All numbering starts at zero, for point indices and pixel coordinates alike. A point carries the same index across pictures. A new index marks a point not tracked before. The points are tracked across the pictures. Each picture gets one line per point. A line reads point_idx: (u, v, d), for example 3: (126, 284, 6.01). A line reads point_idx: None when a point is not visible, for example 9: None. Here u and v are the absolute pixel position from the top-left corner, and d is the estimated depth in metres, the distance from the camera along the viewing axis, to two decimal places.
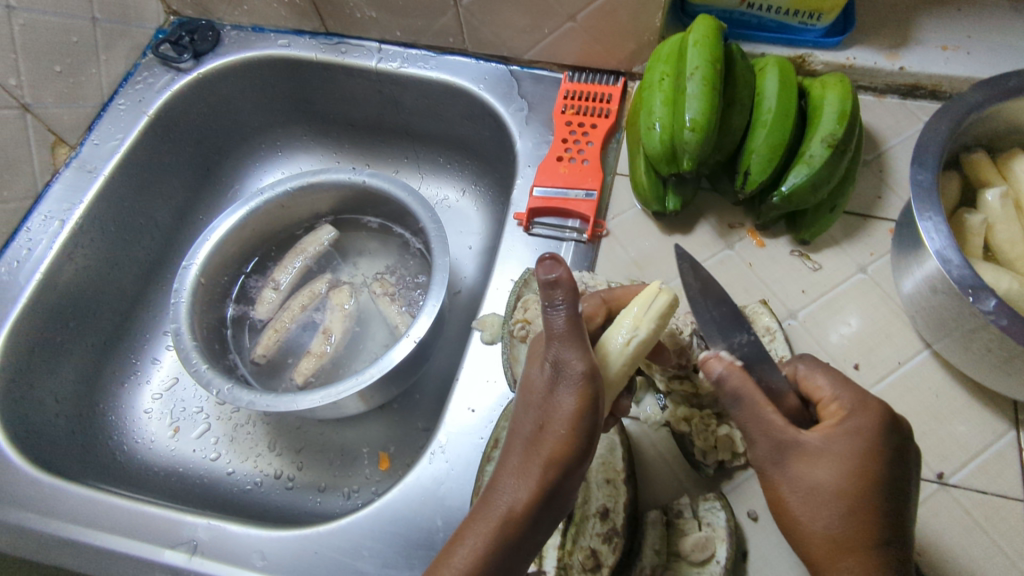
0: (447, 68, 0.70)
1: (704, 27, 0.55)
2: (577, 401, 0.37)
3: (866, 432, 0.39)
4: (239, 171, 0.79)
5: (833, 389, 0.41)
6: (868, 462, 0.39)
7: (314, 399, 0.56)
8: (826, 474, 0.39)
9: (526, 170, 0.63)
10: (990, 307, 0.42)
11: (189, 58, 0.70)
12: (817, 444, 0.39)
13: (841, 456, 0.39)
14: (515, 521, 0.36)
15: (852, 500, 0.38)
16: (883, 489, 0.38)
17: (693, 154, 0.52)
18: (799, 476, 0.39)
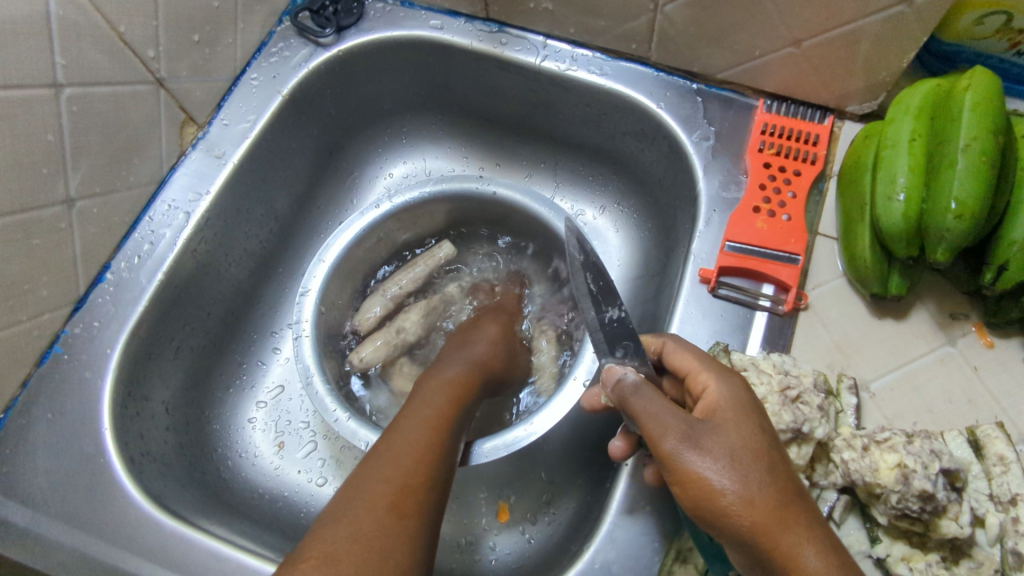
0: (623, 77, 0.61)
1: (984, 84, 0.44)
2: (494, 359, 0.56)
3: (749, 435, 0.38)
4: (363, 160, 0.71)
5: (718, 391, 0.40)
6: (761, 431, 0.38)
7: (484, 451, 0.50)
8: (738, 438, 0.37)
9: (711, 214, 0.55)
10: None
11: (331, 33, 0.61)
12: (700, 446, 0.37)
13: (730, 458, 0.37)
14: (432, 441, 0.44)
15: (736, 468, 0.36)
16: (777, 458, 0.38)
17: (951, 243, 0.44)
18: (704, 440, 0.37)
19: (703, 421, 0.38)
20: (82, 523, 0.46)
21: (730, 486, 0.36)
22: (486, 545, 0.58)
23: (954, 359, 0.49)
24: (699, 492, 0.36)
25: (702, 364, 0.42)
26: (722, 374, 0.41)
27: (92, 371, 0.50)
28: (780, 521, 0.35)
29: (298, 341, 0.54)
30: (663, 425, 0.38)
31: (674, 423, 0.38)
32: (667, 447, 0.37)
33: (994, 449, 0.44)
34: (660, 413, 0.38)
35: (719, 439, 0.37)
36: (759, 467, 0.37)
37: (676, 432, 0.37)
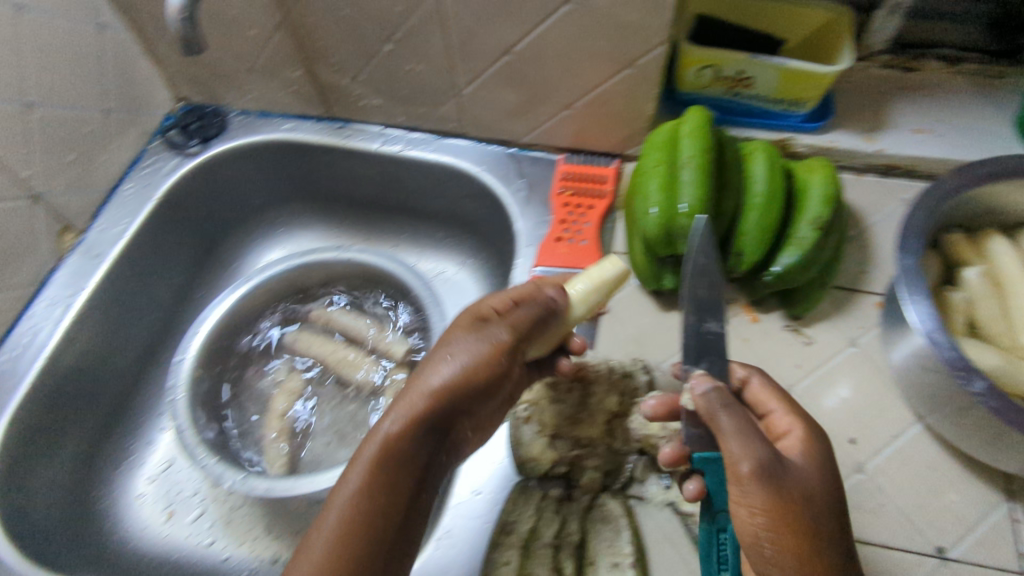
0: (449, 150, 0.73)
1: (695, 119, 0.58)
2: (476, 377, 0.44)
3: (819, 467, 0.42)
4: (241, 250, 0.79)
5: (788, 425, 0.45)
6: (826, 465, 0.42)
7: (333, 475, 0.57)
8: (815, 470, 0.42)
9: (525, 249, 0.65)
10: (978, 389, 0.44)
11: (197, 143, 0.72)
12: (798, 476, 0.40)
13: (811, 487, 0.40)
14: (349, 540, 0.39)
15: (783, 499, 0.39)
16: (813, 507, 0.40)
17: (690, 239, 0.55)
18: (787, 480, 0.39)
19: (793, 466, 0.41)
20: None
21: (765, 514, 0.39)
22: None
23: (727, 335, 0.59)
24: (752, 524, 0.40)
25: (791, 413, 0.46)
26: (811, 429, 0.44)
27: None
28: (806, 547, 0.39)
29: (172, 402, 0.61)
30: (746, 447, 0.40)
31: (759, 454, 0.40)
32: (747, 468, 0.39)
33: None
34: (756, 435, 0.40)
35: (801, 470, 0.41)
36: (790, 509, 0.39)
37: (757, 462, 0.39)
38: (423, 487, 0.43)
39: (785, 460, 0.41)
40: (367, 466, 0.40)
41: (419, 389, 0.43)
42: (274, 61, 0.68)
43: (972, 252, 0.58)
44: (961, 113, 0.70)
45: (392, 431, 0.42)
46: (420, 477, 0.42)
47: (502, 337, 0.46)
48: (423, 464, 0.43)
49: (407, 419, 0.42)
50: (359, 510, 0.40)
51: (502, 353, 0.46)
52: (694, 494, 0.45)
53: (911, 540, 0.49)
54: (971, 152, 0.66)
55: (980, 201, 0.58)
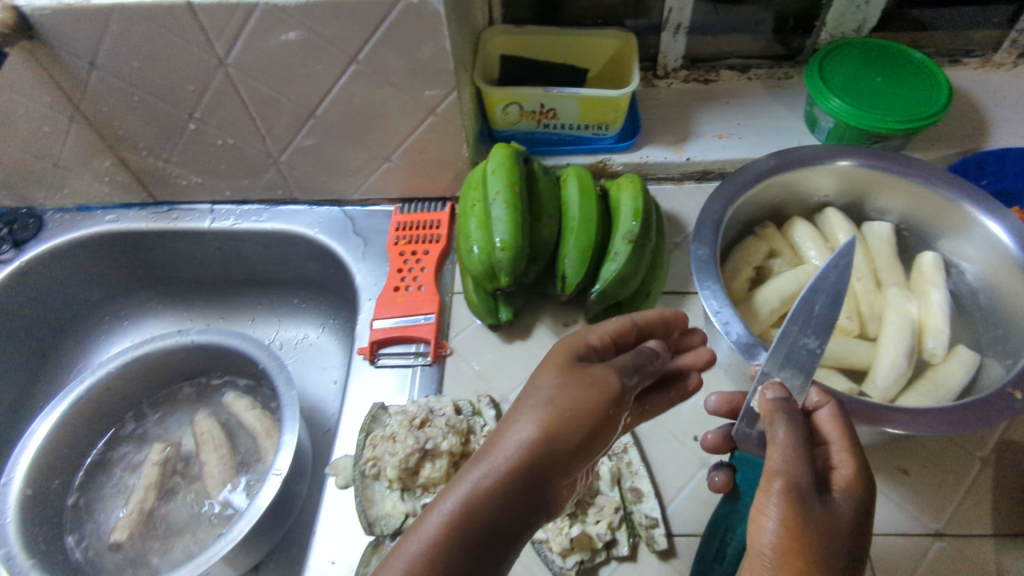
0: (281, 217, 0.72)
1: (501, 155, 0.60)
2: (544, 439, 0.39)
3: (855, 500, 0.36)
4: (81, 351, 0.75)
5: (840, 450, 0.39)
6: (863, 499, 0.37)
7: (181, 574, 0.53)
8: (846, 499, 0.36)
9: (367, 303, 0.65)
10: (758, 360, 0.48)
11: (8, 247, 0.69)
12: (818, 504, 0.35)
13: (831, 518, 0.35)
14: None
15: (804, 533, 0.34)
16: (844, 550, 0.34)
17: (509, 271, 0.57)
18: (811, 510, 0.35)
19: (831, 493, 0.36)
20: None
21: (776, 543, 0.34)
22: None
23: None
24: (760, 549, 0.35)
25: (845, 439, 0.39)
26: (860, 463, 0.38)
27: None
28: None
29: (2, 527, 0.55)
30: (770, 467, 0.37)
31: (798, 473, 0.36)
32: (770, 488, 0.36)
33: None
34: (779, 454, 0.37)
35: (823, 496, 0.36)
36: (813, 555, 0.33)
37: (788, 480, 0.36)
38: (508, 544, 0.37)
39: (817, 491, 0.36)
40: (425, 540, 0.36)
41: (510, 442, 0.39)
42: (79, 154, 0.66)
43: (779, 238, 0.63)
44: (758, 114, 0.76)
45: (451, 512, 0.36)
46: (523, 529, 0.38)
47: (587, 386, 0.41)
48: (507, 525, 0.37)
49: (503, 468, 0.38)
50: (437, 555, 0.35)
51: (608, 399, 0.41)
52: (721, 486, 0.45)
53: None
54: (769, 149, 0.72)
55: (777, 192, 0.63)
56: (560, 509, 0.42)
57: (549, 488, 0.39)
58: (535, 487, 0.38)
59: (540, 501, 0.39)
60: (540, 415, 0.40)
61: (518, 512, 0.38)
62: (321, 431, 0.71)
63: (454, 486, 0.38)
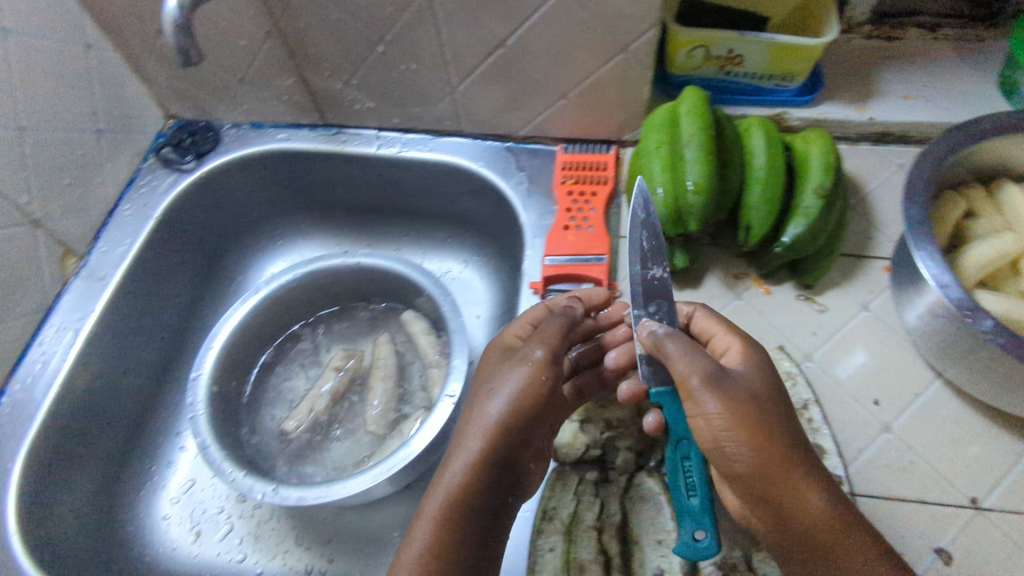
0: (446, 149, 0.73)
1: (693, 98, 0.59)
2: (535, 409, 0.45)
3: (755, 390, 0.43)
4: (243, 265, 0.79)
5: (734, 343, 0.48)
6: (767, 380, 0.45)
7: (365, 480, 0.56)
8: (786, 386, 0.45)
9: (534, 240, 0.66)
10: (986, 327, 0.46)
11: (192, 159, 0.72)
12: (748, 393, 0.43)
13: (772, 400, 0.43)
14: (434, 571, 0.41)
15: (769, 422, 0.42)
16: (774, 405, 0.43)
17: (699, 215, 0.56)
18: (727, 389, 0.42)
19: (729, 373, 0.44)
20: None
21: (717, 415, 0.42)
22: None
23: (743, 308, 0.60)
24: (710, 432, 0.42)
25: (728, 330, 0.49)
26: (747, 341, 0.47)
27: None
28: (789, 459, 0.42)
29: (194, 420, 0.59)
30: (686, 371, 0.43)
31: (702, 367, 0.43)
32: (685, 384, 0.43)
33: (782, 367, 0.56)
34: (678, 365, 0.44)
35: (734, 386, 0.43)
36: (761, 423, 0.42)
37: (704, 375, 0.43)
38: (501, 513, 0.45)
39: (721, 372, 0.43)
40: (433, 522, 0.42)
41: (476, 425, 0.45)
42: (265, 70, 0.68)
43: (986, 204, 0.58)
44: (948, 76, 0.71)
45: (463, 480, 0.43)
46: (510, 501, 0.45)
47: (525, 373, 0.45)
48: (501, 488, 0.45)
49: (473, 458, 0.44)
50: (450, 513, 0.43)
51: (545, 371, 0.46)
52: (654, 426, 0.48)
53: (944, 494, 0.50)
54: (961, 113, 0.68)
55: (985, 155, 0.59)
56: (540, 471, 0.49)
57: (524, 460, 0.46)
58: (509, 464, 0.45)
59: (514, 476, 0.46)
60: (500, 398, 0.45)
61: (506, 489, 0.45)
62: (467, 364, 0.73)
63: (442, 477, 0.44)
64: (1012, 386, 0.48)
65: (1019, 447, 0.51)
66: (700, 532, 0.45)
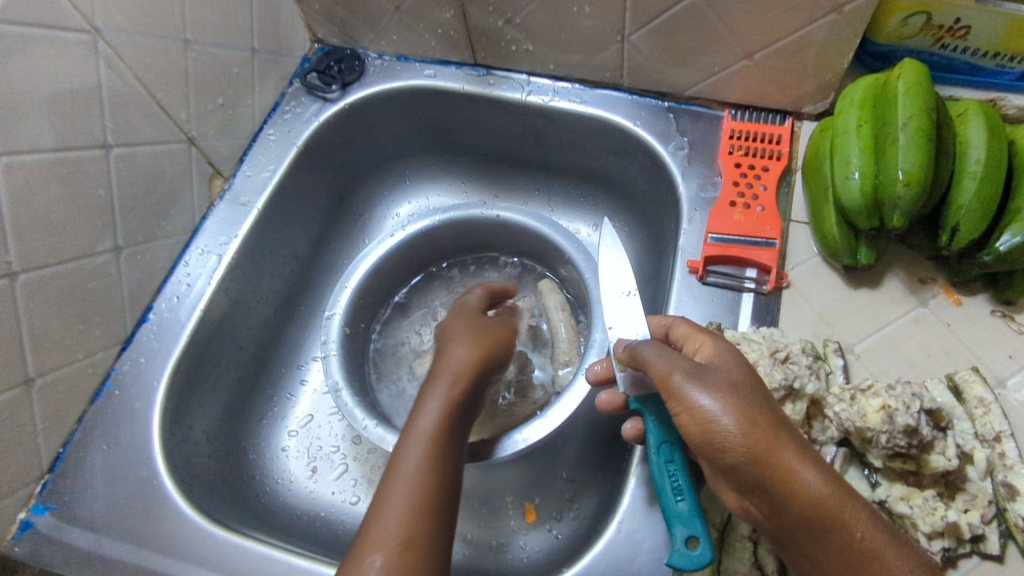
0: (601, 103, 0.68)
1: (912, 72, 0.51)
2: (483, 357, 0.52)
3: (729, 378, 0.38)
4: (371, 203, 0.77)
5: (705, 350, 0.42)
6: (745, 372, 0.39)
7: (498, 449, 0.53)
8: (737, 374, 0.39)
9: (693, 213, 0.61)
10: None
11: (337, 88, 0.69)
12: (698, 377, 0.38)
13: (729, 390, 0.37)
14: (431, 486, 0.42)
15: (746, 405, 0.37)
16: (753, 393, 0.38)
17: (905, 210, 0.49)
18: (710, 380, 0.38)
19: (710, 364, 0.40)
20: (139, 539, 0.50)
21: (729, 415, 0.36)
22: (517, 546, 0.60)
23: (928, 318, 0.54)
24: (699, 427, 0.37)
25: (699, 331, 0.44)
26: (715, 336, 0.43)
27: (142, 401, 0.54)
28: (776, 440, 0.36)
29: (327, 360, 0.58)
30: (670, 364, 0.39)
31: (681, 363, 0.39)
32: (674, 380, 0.38)
33: (973, 392, 0.49)
34: (659, 361, 0.40)
35: (717, 377, 0.38)
36: (743, 411, 0.36)
37: (684, 368, 0.39)
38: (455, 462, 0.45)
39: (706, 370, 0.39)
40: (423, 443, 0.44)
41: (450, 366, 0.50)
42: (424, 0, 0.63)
43: None
44: None
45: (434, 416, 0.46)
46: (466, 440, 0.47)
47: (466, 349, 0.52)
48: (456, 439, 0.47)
49: (456, 387, 0.48)
50: (438, 432, 0.45)
51: (498, 337, 0.55)
52: (632, 436, 0.48)
53: None
54: None
55: None
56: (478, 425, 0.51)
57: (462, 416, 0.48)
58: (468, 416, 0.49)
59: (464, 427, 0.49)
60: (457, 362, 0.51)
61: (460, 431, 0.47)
62: None
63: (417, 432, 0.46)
64: None
65: None
66: (693, 539, 0.41)
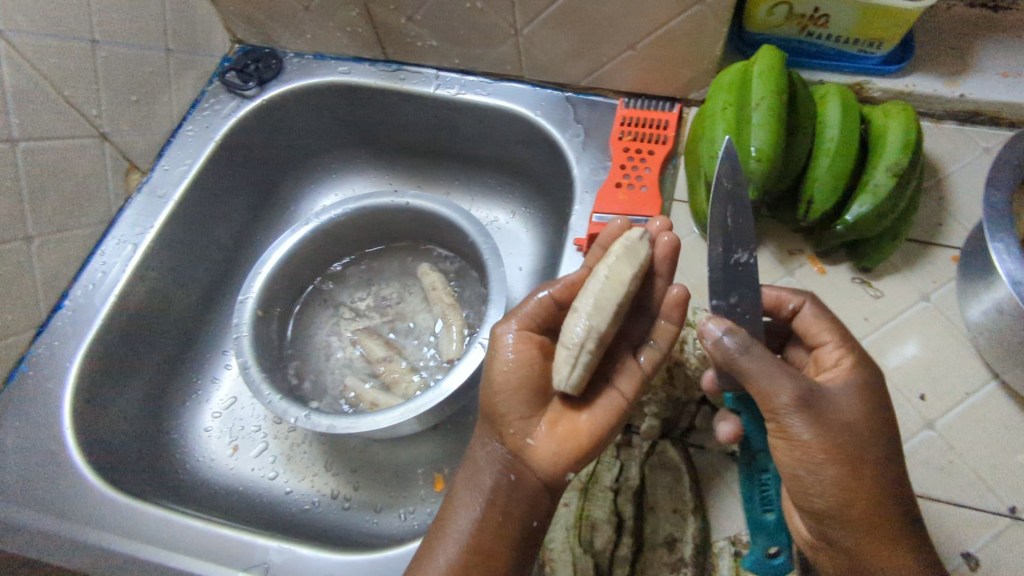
0: (505, 94, 0.71)
1: (768, 58, 0.55)
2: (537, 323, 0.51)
3: (848, 406, 0.41)
4: (296, 194, 0.80)
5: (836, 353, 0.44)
6: (864, 409, 0.42)
7: (394, 416, 0.57)
8: (857, 410, 0.41)
9: (584, 196, 0.65)
10: None
11: (254, 86, 0.72)
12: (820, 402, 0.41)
13: (847, 424, 0.41)
14: (500, 487, 0.47)
15: (850, 444, 0.40)
16: (864, 429, 0.41)
17: (759, 184, 0.53)
18: (825, 415, 0.40)
19: (829, 395, 0.42)
20: (47, 507, 0.53)
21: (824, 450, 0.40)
22: (424, 513, 0.63)
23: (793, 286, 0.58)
24: (797, 455, 0.41)
25: (838, 334, 0.45)
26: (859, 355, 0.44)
27: (54, 381, 0.57)
28: (873, 485, 0.40)
29: (238, 341, 0.61)
30: (777, 387, 0.40)
31: (795, 388, 0.40)
32: (779, 405, 0.40)
33: None
34: (771, 385, 0.40)
35: (833, 409, 0.41)
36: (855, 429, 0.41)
37: (797, 395, 0.40)
38: (496, 504, 0.47)
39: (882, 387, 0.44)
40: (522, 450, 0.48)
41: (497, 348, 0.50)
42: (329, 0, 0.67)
43: None
44: None
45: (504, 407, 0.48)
46: (515, 485, 0.47)
47: (517, 340, 0.50)
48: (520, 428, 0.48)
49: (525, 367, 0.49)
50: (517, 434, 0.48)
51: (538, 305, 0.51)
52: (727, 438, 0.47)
53: (982, 498, 0.48)
54: None
55: None
56: (543, 461, 0.47)
57: (505, 441, 0.49)
58: (515, 449, 0.48)
59: (505, 458, 0.49)
60: (504, 364, 0.49)
61: (510, 468, 0.48)
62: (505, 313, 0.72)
63: (472, 459, 0.50)
64: None
65: None
66: (774, 549, 0.44)
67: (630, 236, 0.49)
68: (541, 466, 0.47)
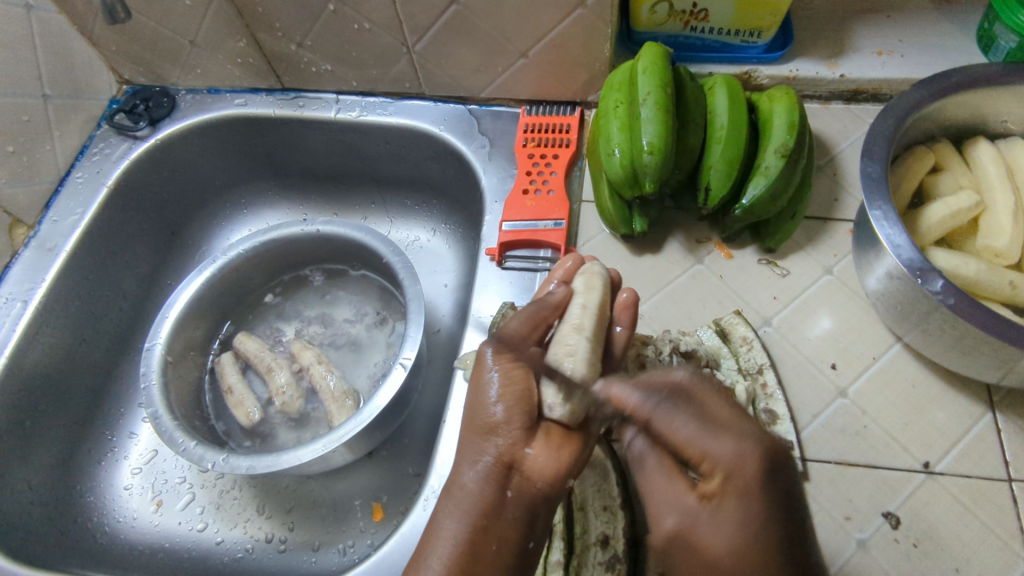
0: (406, 112, 0.71)
1: (651, 54, 0.57)
2: (529, 333, 0.47)
3: (730, 527, 0.37)
4: (205, 233, 0.78)
5: (697, 439, 0.39)
6: (758, 553, 0.36)
7: (315, 448, 0.55)
8: (724, 541, 0.37)
9: (494, 205, 0.65)
10: (937, 288, 0.45)
11: (145, 125, 0.70)
12: (706, 533, 0.38)
13: (714, 560, 0.38)
14: (486, 503, 0.41)
15: (754, 551, 0.36)
16: (790, 557, 0.36)
17: (654, 177, 0.53)
18: (687, 552, 0.40)
19: (693, 539, 0.39)
20: None
21: (688, 533, 0.40)
22: (365, 547, 0.60)
23: (704, 273, 0.60)
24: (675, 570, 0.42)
25: (708, 441, 0.39)
26: (734, 451, 0.38)
27: None
28: None
29: (145, 390, 0.59)
30: (658, 511, 0.42)
31: (668, 513, 0.41)
32: (668, 529, 0.41)
33: (737, 332, 0.55)
34: (663, 484, 0.42)
35: (671, 501, 0.41)
36: (766, 541, 0.36)
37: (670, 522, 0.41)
38: (493, 531, 0.41)
39: (781, 459, 0.38)
40: (508, 471, 0.42)
41: (491, 372, 0.44)
42: (214, 33, 0.66)
43: (955, 159, 0.56)
44: (927, 28, 0.68)
45: (501, 422, 0.43)
46: (514, 503, 0.42)
47: (519, 365, 0.45)
48: (513, 450, 0.42)
49: (520, 390, 0.44)
50: (507, 457, 0.42)
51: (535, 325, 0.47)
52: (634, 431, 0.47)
53: (896, 458, 0.50)
54: (937, 68, 0.65)
55: (958, 111, 0.56)
56: (542, 471, 0.42)
57: (494, 454, 0.43)
58: (510, 462, 0.42)
59: (499, 473, 0.42)
60: (493, 391, 0.44)
61: (505, 485, 0.42)
62: (431, 331, 0.70)
63: (455, 483, 0.43)
64: (965, 349, 0.47)
65: (975, 409, 0.51)
66: None
67: (592, 269, 0.50)
68: (539, 475, 0.42)
